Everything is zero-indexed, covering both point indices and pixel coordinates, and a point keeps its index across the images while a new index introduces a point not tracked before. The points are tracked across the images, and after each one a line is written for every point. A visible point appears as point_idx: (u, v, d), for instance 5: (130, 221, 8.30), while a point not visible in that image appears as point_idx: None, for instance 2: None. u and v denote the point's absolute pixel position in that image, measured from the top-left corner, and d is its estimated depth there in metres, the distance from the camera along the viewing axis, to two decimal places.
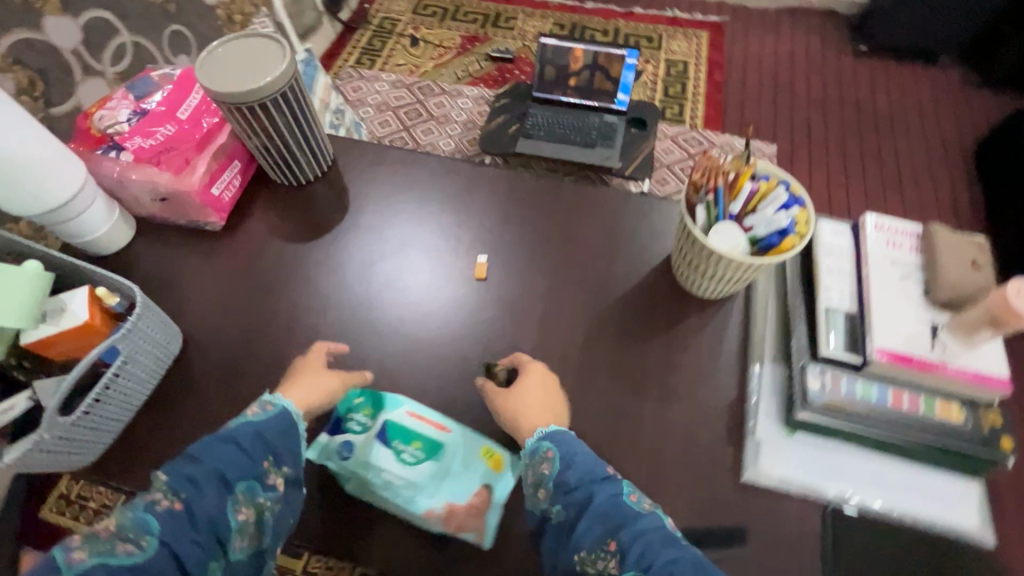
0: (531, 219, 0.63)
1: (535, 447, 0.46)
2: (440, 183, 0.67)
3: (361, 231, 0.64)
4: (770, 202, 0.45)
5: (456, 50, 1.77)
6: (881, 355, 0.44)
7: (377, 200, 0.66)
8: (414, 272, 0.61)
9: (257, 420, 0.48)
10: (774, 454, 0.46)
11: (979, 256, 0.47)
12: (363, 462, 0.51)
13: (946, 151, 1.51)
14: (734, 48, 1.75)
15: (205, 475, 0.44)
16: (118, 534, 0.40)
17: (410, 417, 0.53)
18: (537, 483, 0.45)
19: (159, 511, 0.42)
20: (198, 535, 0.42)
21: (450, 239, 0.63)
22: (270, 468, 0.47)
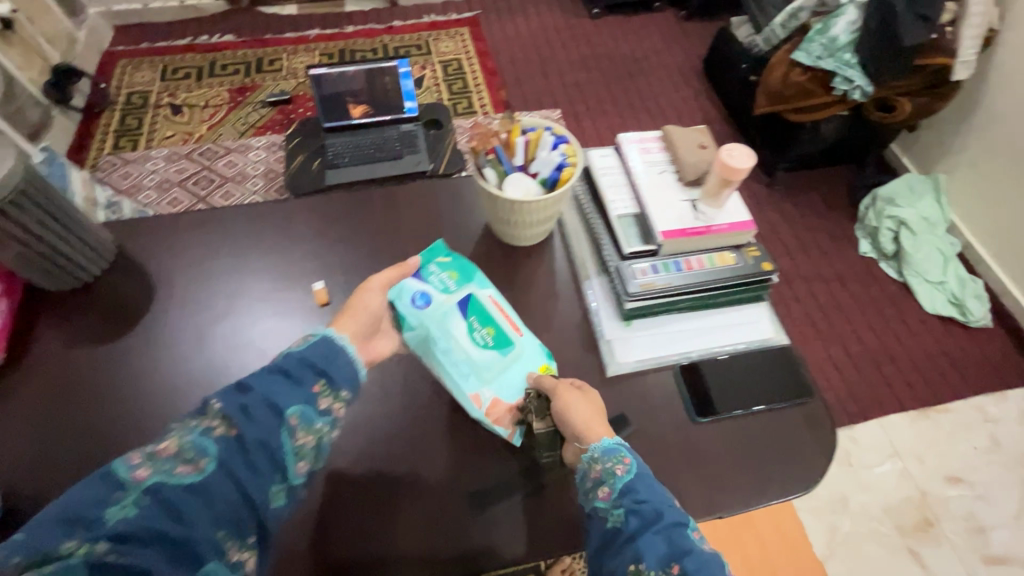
0: (356, 242, 0.68)
1: (608, 448, 0.48)
2: (255, 236, 0.68)
3: (185, 305, 0.63)
4: (543, 146, 0.53)
5: (228, 105, 1.66)
6: (663, 237, 0.53)
7: (194, 272, 0.65)
8: (256, 321, 0.62)
9: (298, 355, 0.50)
10: (622, 348, 0.55)
11: (704, 138, 0.58)
12: (439, 319, 0.57)
13: (684, 76, 1.83)
14: (494, 36, 1.91)
15: (258, 402, 0.46)
16: (179, 454, 0.42)
17: (491, 301, 0.59)
18: (602, 480, 0.47)
19: (215, 436, 0.44)
20: (254, 456, 0.44)
21: (282, 280, 0.65)
22: (318, 396, 0.49)
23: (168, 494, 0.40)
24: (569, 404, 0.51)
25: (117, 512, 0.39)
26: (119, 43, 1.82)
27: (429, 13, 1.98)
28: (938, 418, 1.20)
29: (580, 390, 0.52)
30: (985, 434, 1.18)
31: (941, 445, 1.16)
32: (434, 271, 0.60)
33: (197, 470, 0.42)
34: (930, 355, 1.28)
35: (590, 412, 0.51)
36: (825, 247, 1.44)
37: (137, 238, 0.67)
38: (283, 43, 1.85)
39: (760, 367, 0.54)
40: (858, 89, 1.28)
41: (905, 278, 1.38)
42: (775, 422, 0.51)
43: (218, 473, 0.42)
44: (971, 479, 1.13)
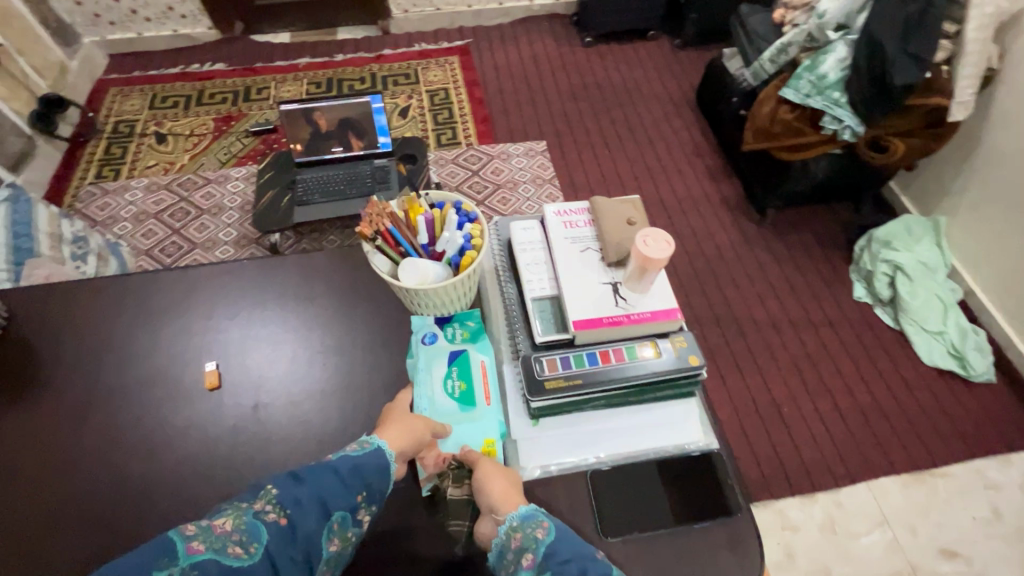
0: (258, 315, 0.61)
1: (528, 513, 0.41)
2: (150, 302, 0.62)
3: (69, 380, 0.57)
4: (448, 225, 0.48)
5: (212, 134, 1.67)
6: (576, 326, 0.47)
7: (82, 348, 0.59)
8: (141, 408, 0.56)
9: (360, 451, 0.44)
10: (530, 450, 0.47)
11: (635, 214, 0.53)
12: (426, 354, 0.49)
13: (676, 106, 1.78)
14: (484, 65, 1.89)
15: (308, 497, 0.40)
16: (230, 536, 0.36)
17: (482, 369, 0.50)
18: (522, 549, 0.38)
19: (267, 522, 0.38)
20: (296, 554, 0.38)
21: (174, 358, 0.58)
22: (364, 503, 0.42)
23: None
24: (488, 474, 0.43)
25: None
26: (112, 71, 1.84)
27: (421, 41, 1.97)
28: (932, 483, 1.11)
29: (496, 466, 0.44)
30: (985, 503, 1.09)
31: (935, 514, 1.08)
32: (460, 318, 0.53)
33: (245, 558, 0.36)
34: (926, 412, 1.19)
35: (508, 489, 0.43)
36: (816, 291, 1.37)
37: (35, 307, 0.62)
38: (272, 71, 1.85)
39: (684, 478, 0.47)
40: (847, 130, 1.22)
41: (901, 326, 1.30)
42: (699, 544, 0.44)
43: (261, 565, 0.36)
44: (967, 553, 1.04)
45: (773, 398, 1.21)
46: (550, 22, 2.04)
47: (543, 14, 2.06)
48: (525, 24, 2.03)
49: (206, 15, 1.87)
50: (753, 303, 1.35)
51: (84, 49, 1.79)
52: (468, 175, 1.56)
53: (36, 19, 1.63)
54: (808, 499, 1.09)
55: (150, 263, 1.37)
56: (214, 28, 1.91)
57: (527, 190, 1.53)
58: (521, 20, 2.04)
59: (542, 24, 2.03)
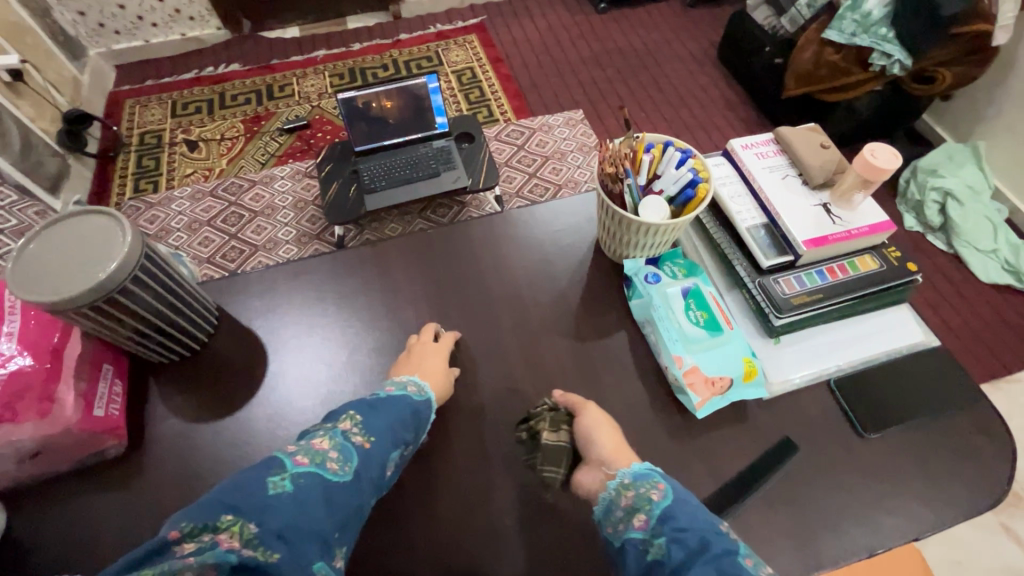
0: (449, 273, 0.62)
1: (642, 475, 0.42)
2: (337, 271, 0.62)
3: (290, 364, 0.56)
4: (668, 163, 0.50)
5: (244, 136, 1.63)
6: (806, 245, 0.49)
7: (296, 332, 0.58)
8: (358, 370, 0.55)
9: (412, 395, 0.48)
10: (774, 366, 0.50)
11: (822, 137, 0.55)
12: (659, 293, 0.51)
13: (700, 63, 1.80)
14: (503, 41, 1.88)
15: (384, 428, 0.44)
16: (326, 454, 0.40)
17: (712, 299, 0.51)
18: (635, 508, 0.40)
19: (354, 444, 0.42)
20: (373, 479, 0.42)
21: (378, 321, 0.59)
22: (416, 441, 0.47)
23: (318, 489, 0.38)
24: (596, 422, 0.47)
25: (276, 485, 0.36)
26: (124, 82, 1.78)
27: (434, 23, 1.95)
28: (1009, 389, 1.18)
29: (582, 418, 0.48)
30: None
31: (1018, 416, 1.14)
32: (670, 257, 0.55)
33: (338, 474, 0.40)
34: (991, 326, 1.26)
35: (611, 443, 0.46)
36: None
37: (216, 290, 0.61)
38: (291, 67, 1.81)
39: (919, 376, 0.50)
40: (898, 64, 1.25)
41: (955, 249, 1.36)
42: (948, 428, 0.48)
43: (350, 483, 0.40)
44: None
45: None
46: None
47: None
48: None
49: (215, 15, 1.81)
50: None
51: (92, 62, 1.73)
52: (514, 150, 1.56)
53: (44, 33, 1.56)
54: None
55: (214, 270, 1.35)
56: (223, 28, 1.86)
57: (575, 159, 1.54)
58: None
59: None
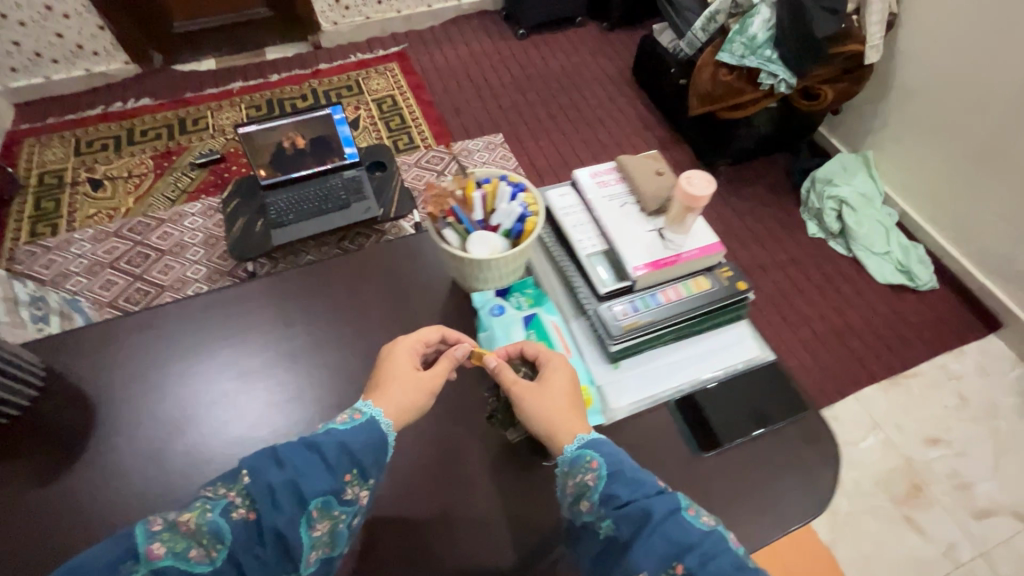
0: (306, 307, 0.69)
1: (576, 455, 0.45)
2: (198, 335, 0.67)
3: (161, 400, 0.62)
4: (500, 198, 0.51)
5: (153, 173, 1.57)
6: (639, 270, 0.52)
7: (163, 373, 0.64)
8: (218, 428, 0.60)
9: (343, 430, 0.51)
10: (617, 391, 0.51)
11: (659, 164, 0.57)
12: (502, 326, 0.52)
13: (616, 84, 1.86)
14: (424, 67, 1.89)
15: (284, 485, 0.45)
16: (193, 538, 0.43)
17: (557, 329, 0.53)
18: (579, 494, 0.44)
19: (232, 518, 0.44)
20: (261, 550, 0.44)
21: (243, 352, 0.66)
22: (353, 481, 0.50)
23: None
24: (530, 397, 0.48)
25: None
26: (22, 121, 1.69)
27: (355, 51, 1.95)
28: (908, 384, 1.24)
29: (541, 387, 0.48)
30: (952, 392, 1.22)
31: (916, 409, 1.20)
32: (519, 288, 0.56)
33: (206, 561, 0.42)
34: (890, 324, 1.33)
35: (567, 410, 0.47)
36: (776, 233, 1.48)
37: (78, 349, 0.66)
38: (205, 100, 1.77)
39: (754, 391, 0.53)
40: (784, 83, 1.33)
41: (854, 253, 1.43)
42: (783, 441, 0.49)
43: (224, 564, 0.43)
44: (949, 438, 1.16)
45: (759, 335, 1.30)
46: (480, 19, 2.07)
47: (472, 12, 2.08)
48: (456, 24, 2.05)
49: (121, 49, 1.76)
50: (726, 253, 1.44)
51: None
52: (434, 176, 1.57)
53: None
54: None
55: (116, 314, 1.28)
56: (132, 63, 1.80)
57: None
58: (452, 19, 2.06)
59: (473, 21, 2.06)
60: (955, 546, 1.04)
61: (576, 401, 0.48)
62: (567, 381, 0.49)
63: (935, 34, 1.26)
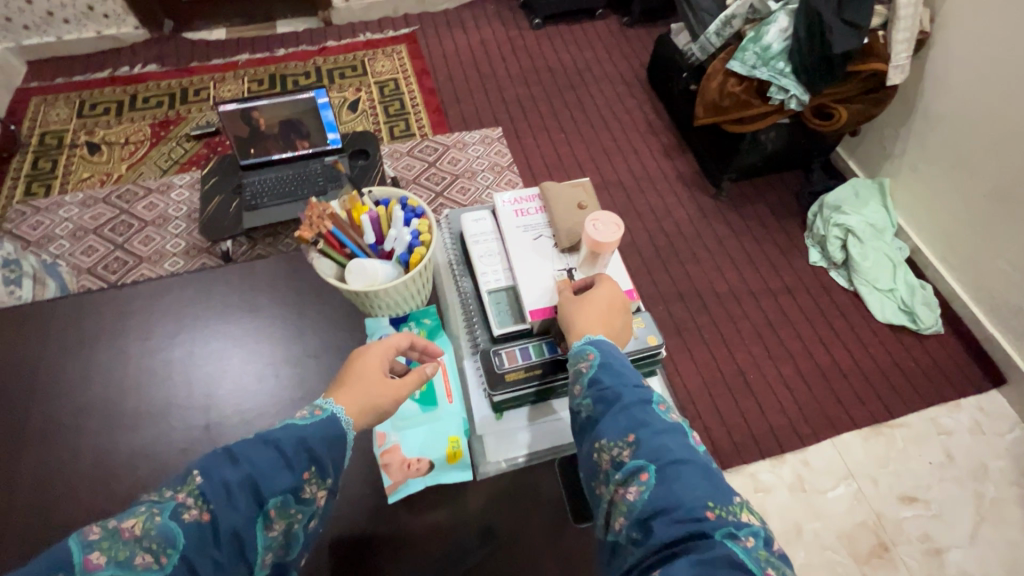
0: (208, 295, 0.65)
1: (581, 349, 0.47)
2: (83, 333, 0.62)
3: (44, 392, 0.58)
4: (393, 223, 0.52)
5: (149, 141, 1.58)
6: (533, 316, 0.53)
7: (49, 364, 0.60)
8: (78, 438, 0.56)
9: (303, 425, 0.46)
10: (496, 445, 0.55)
11: (585, 196, 0.58)
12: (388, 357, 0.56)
13: (628, 83, 1.78)
14: (432, 52, 1.84)
15: (237, 483, 0.41)
16: (139, 543, 0.37)
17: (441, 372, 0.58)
18: (574, 378, 0.47)
19: (186, 518, 0.39)
20: (219, 551, 0.39)
21: (138, 337, 0.62)
22: (311, 479, 0.44)
23: None
24: (576, 307, 0.50)
25: None
26: (31, 79, 1.71)
27: (365, 31, 1.91)
28: (891, 435, 1.16)
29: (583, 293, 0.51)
30: (939, 448, 1.14)
31: (895, 462, 1.12)
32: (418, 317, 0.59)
33: (155, 568, 0.36)
34: (882, 368, 1.24)
35: (594, 316, 0.49)
36: (773, 258, 1.40)
37: None
38: (209, 71, 1.76)
39: None
40: (794, 99, 1.24)
41: (854, 287, 1.34)
42: None
43: (177, 571, 0.37)
44: (926, 497, 1.08)
45: (738, 366, 1.23)
46: (497, 5, 2.00)
47: None
48: (472, 8, 1.98)
49: (131, 13, 1.76)
50: (716, 275, 1.37)
51: None
52: (424, 167, 1.53)
53: None
54: (777, 461, 1.12)
55: (93, 282, 1.30)
56: (142, 28, 1.80)
57: (485, 179, 1.52)
58: (468, 4, 2.00)
59: (489, 7, 1.99)
60: None
61: (615, 316, 0.50)
62: (608, 296, 0.51)
63: (966, 59, 1.15)
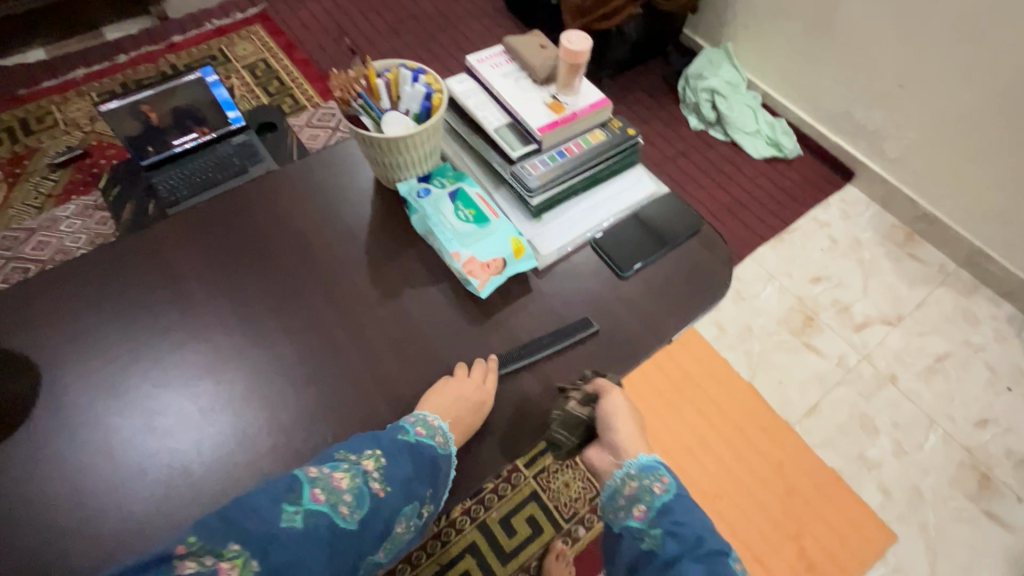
0: (246, 265, 0.74)
1: (649, 467, 0.60)
2: (100, 359, 0.66)
3: (78, 409, 0.63)
4: (404, 81, 0.73)
5: (5, 182, 1.39)
6: (542, 131, 0.78)
7: (72, 387, 0.65)
8: (113, 453, 0.61)
9: (437, 446, 0.60)
10: (541, 236, 0.79)
11: (542, 41, 0.83)
12: (435, 206, 0.76)
13: (492, 15, 1.87)
14: (291, 25, 1.79)
15: (400, 478, 0.57)
16: (345, 497, 0.53)
17: (476, 197, 0.78)
18: (637, 497, 0.58)
19: (371, 489, 0.55)
20: (372, 531, 0.53)
21: (164, 358, 0.67)
22: (433, 495, 0.59)
23: (321, 529, 0.50)
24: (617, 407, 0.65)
25: (288, 519, 0.50)
26: None
27: (209, 17, 1.79)
28: (791, 239, 1.43)
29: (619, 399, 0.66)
30: (825, 237, 1.43)
31: (798, 257, 1.39)
32: (440, 172, 0.80)
33: (345, 519, 0.52)
34: (768, 192, 1.50)
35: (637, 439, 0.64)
36: (663, 132, 1.61)
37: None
38: (44, 95, 1.57)
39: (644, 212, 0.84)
40: None
41: (731, 136, 1.59)
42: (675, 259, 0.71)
43: (352, 530, 0.52)
44: (828, 274, 1.37)
45: None
46: None
47: None
48: None
49: None
50: None
51: None
52: (330, 133, 1.53)
53: None
54: None
55: None
56: None
57: None
58: None
59: None
60: (844, 356, 1.26)
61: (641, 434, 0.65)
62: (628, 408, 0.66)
63: None
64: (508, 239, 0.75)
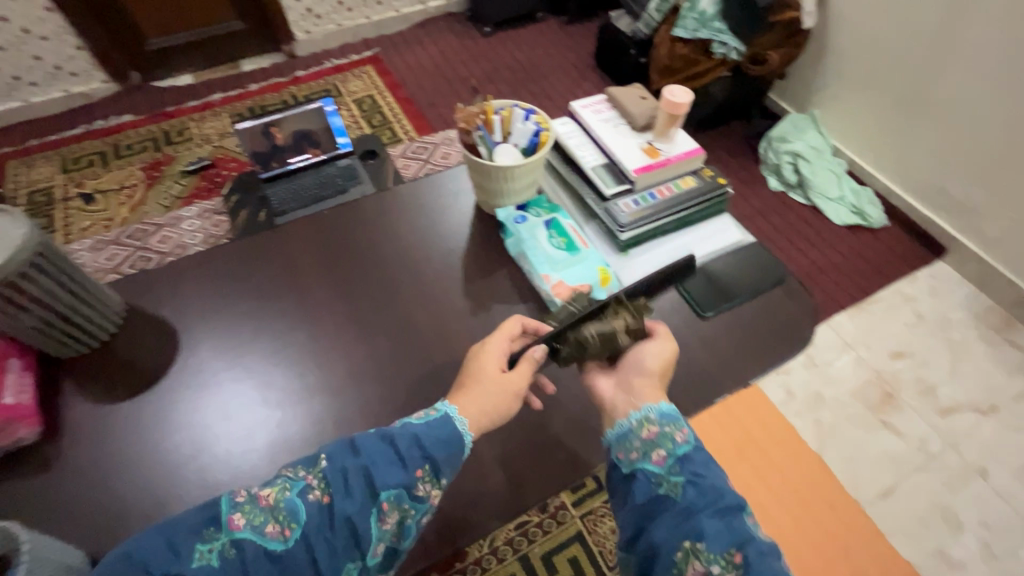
0: (350, 268, 0.82)
1: (665, 413, 0.56)
2: (219, 338, 0.74)
3: (191, 383, 0.70)
4: (516, 120, 0.80)
5: (144, 183, 1.61)
6: (637, 172, 0.82)
7: (191, 362, 0.72)
8: (217, 425, 0.67)
9: (420, 426, 0.54)
10: (626, 269, 0.82)
11: (643, 94, 0.90)
12: (530, 231, 0.82)
13: (580, 70, 1.98)
14: (398, 68, 1.98)
15: (355, 468, 0.49)
16: (272, 513, 0.45)
17: (569, 228, 0.83)
18: (655, 443, 0.54)
19: (308, 499, 0.47)
20: (331, 534, 0.45)
21: (269, 343, 0.74)
22: (426, 476, 0.51)
23: (243, 557, 0.43)
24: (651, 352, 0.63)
25: (201, 557, 0.42)
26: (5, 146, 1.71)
27: (329, 57, 2.02)
28: (872, 309, 1.37)
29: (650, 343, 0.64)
30: (910, 311, 1.36)
31: (878, 329, 1.33)
32: (537, 202, 0.86)
33: (279, 539, 0.44)
34: (850, 259, 1.46)
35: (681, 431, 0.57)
36: (741, 190, 1.61)
37: (132, 293, 0.78)
38: (186, 112, 1.81)
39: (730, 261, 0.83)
40: (733, 50, 1.49)
41: (813, 201, 1.57)
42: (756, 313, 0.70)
43: (296, 546, 0.44)
44: (911, 350, 1.29)
45: None
46: (446, 20, 2.16)
47: (438, 15, 2.17)
48: (424, 27, 2.14)
49: (98, 68, 1.81)
50: None
51: None
52: (421, 164, 1.66)
53: None
54: None
55: None
56: (111, 82, 1.85)
57: None
58: (419, 23, 2.15)
59: (440, 23, 2.15)
60: (926, 440, 1.17)
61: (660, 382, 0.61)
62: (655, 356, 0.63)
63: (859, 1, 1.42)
64: (595, 269, 0.79)
